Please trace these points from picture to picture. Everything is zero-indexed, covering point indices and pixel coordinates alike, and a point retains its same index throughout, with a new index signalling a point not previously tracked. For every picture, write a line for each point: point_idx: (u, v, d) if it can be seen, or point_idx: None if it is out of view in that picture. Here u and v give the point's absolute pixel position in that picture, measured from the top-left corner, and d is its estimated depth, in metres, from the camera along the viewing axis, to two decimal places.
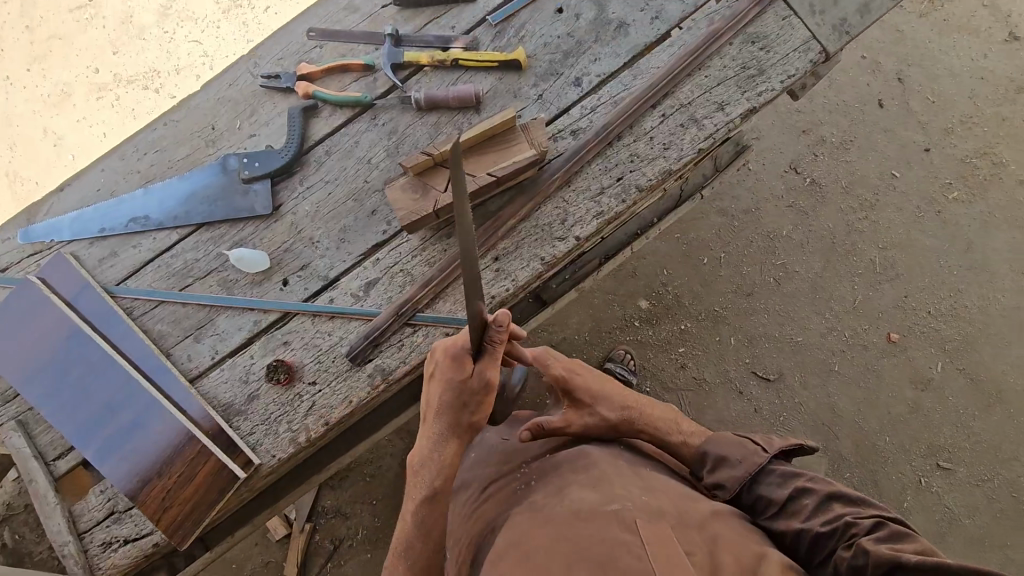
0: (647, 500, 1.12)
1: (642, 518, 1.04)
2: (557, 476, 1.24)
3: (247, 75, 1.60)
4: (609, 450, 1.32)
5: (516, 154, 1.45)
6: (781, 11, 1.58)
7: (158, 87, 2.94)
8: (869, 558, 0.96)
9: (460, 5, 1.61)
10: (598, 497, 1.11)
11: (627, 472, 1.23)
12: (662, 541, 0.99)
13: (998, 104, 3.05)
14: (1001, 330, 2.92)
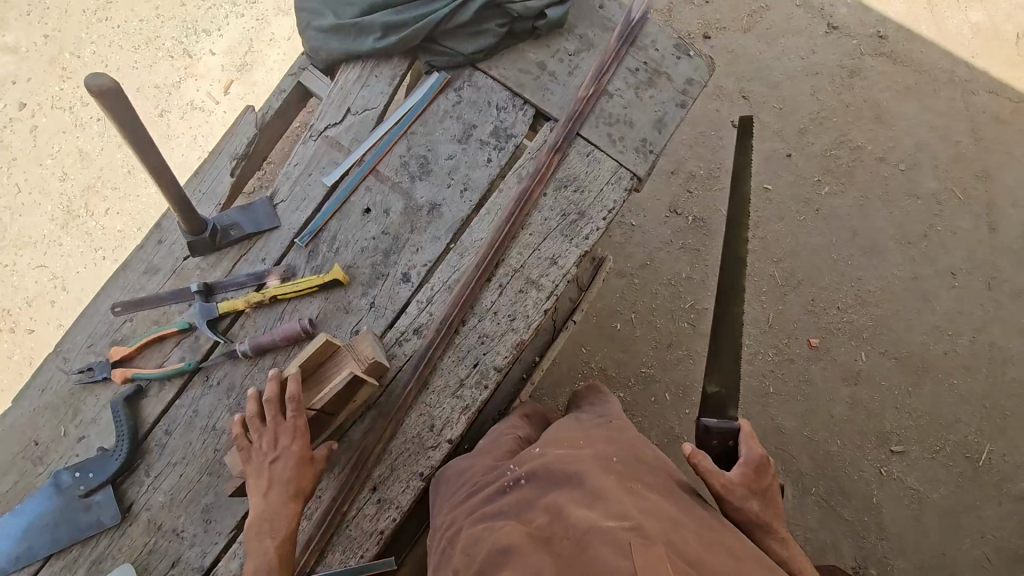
0: (646, 521, 1.10)
1: (642, 547, 1.01)
2: (550, 487, 1.21)
3: (57, 374, 1.48)
4: (604, 458, 1.29)
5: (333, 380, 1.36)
6: (582, 147, 1.57)
7: (12, 326, 2.75)
8: None
9: (264, 234, 1.52)
10: (596, 515, 1.09)
11: (619, 483, 1.21)
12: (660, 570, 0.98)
13: (838, 93, 3.17)
14: (907, 303, 3.02)
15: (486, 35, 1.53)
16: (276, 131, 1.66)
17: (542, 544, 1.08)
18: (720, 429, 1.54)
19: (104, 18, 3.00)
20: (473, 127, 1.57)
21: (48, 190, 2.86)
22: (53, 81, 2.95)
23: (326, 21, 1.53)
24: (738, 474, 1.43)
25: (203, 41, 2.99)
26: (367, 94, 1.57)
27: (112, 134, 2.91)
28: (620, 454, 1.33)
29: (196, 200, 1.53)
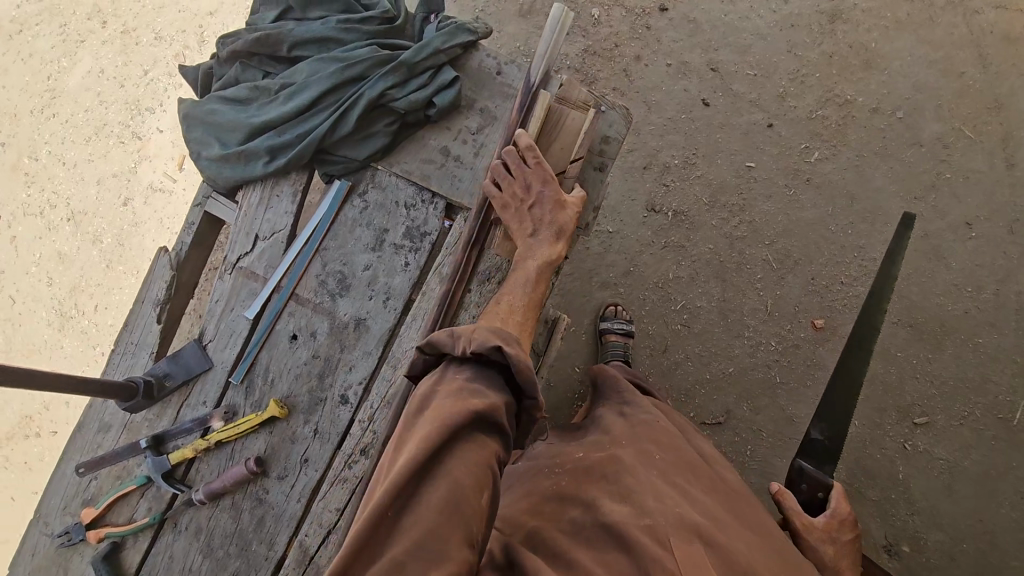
0: (681, 514, 1.19)
1: (676, 539, 1.12)
2: (595, 479, 1.28)
3: (43, 537, 1.56)
4: (644, 452, 1.37)
5: (573, 129, 1.38)
6: None
7: (37, 430, 2.91)
8: None
9: (199, 377, 1.52)
10: (631, 511, 1.17)
11: (659, 478, 1.29)
12: (699, 569, 1.08)
13: (818, 44, 2.87)
14: (920, 263, 2.75)
15: (377, 137, 1.45)
16: (197, 261, 1.63)
17: (583, 536, 1.16)
18: (813, 476, 1.62)
19: (53, 115, 3.02)
20: (384, 231, 1.50)
21: (40, 295, 2.96)
22: (21, 189, 3.01)
23: (213, 150, 1.46)
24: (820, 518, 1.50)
25: (148, 120, 2.96)
26: (272, 216, 1.51)
27: (83, 231, 2.95)
28: (663, 449, 1.40)
29: (131, 353, 1.55)
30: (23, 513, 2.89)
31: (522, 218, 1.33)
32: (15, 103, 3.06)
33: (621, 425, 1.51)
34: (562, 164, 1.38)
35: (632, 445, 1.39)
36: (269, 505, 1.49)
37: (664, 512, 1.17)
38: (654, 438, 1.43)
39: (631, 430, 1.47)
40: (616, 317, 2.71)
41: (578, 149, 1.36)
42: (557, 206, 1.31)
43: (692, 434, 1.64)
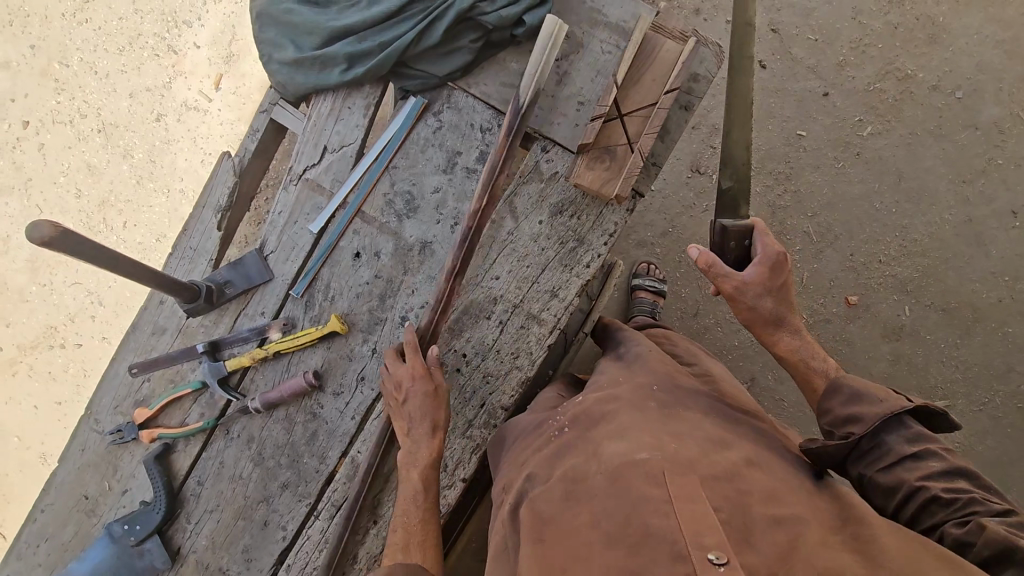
0: (676, 447, 1.07)
1: (668, 470, 1.01)
2: (597, 423, 1.20)
3: (93, 434, 1.56)
4: (642, 387, 1.26)
5: (669, 59, 1.35)
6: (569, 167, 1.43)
7: (62, 341, 2.91)
8: (982, 535, 0.94)
9: (258, 288, 1.50)
10: (626, 449, 1.07)
11: (655, 414, 1.17)
12: (694, 505, 0.95)
13: (884, 13, 2.77)
14: (959, 248, 2.73)
15: (460, 53, 1.38)
16: (258, 172, 1.60)
17: (582, 477, 1.08)
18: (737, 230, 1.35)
19: (85, 20, 2.91)
20: (457, 154, 1.46)
21: (67, 207, 2.91)
22: (49, 95, 2.92)
23: (288, 53, 1.40)
24: (750, 273, 1.36)
25: (186, 33, 2.86)
26: (343, 128, 1.47)
27: (114, 144, 2.88)
28: (663, 382, 1.27)
29: (188, 257, 1.52)
30: (46, 422, 2.92)
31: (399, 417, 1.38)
32: (45, 4, 2.94)
33: (624, 363, 1.42)
34: (647, 105, 1.36)
35: (632, 383, 1.28)
36: (322, 420, 1.50)
37: (655, 448, 1.05)
38: (658, 372, 1.32)
39: (633, 367, 1.37)
40: (648, 275, 2.69)
41: (673, 80, 1.33)
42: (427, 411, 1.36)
43: (706, 362, 1.53)
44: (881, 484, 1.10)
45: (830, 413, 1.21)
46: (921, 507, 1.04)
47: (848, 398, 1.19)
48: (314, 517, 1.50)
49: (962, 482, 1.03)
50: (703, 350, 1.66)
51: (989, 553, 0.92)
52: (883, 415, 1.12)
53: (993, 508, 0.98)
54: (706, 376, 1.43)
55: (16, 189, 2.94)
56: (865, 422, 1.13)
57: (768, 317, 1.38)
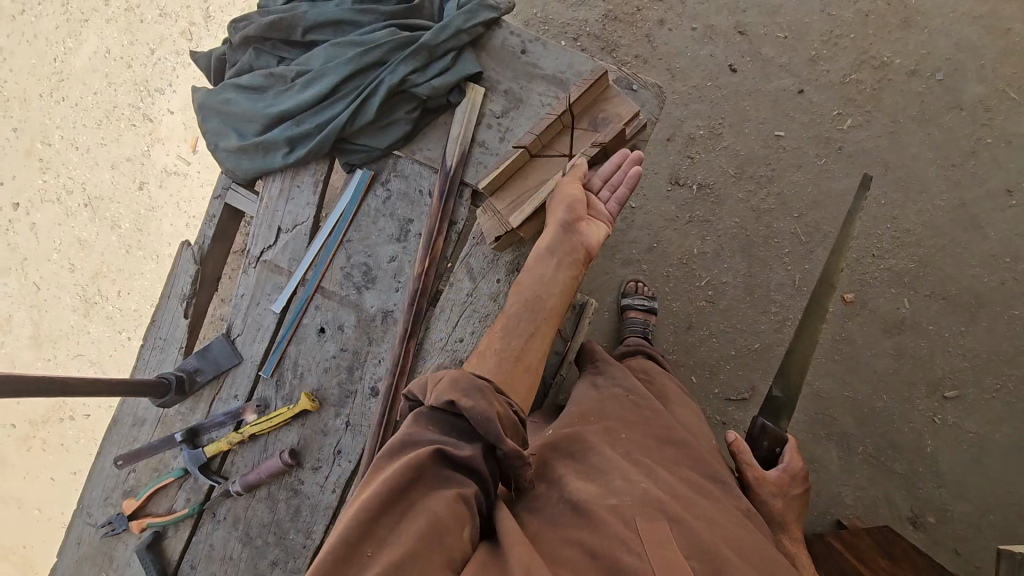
0: (649, 491, 1.09)
1: (640, 515, 1.04)
2: (562, 456, 1.22)
3: (88, 527, 1.60)
4: (613, 428, 1.28)
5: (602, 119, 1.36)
6: None
7: (72, 412, 2.98)
8: None
9: (229, 371, 1.52)
10: (600, 489, 1.10)
11: (629, 456, 1.20)
12: (662, 549, 0.99)
13: (853, 2, 2.70)
14: (955, 233, 2.64)
15: (399, 124, 1.39)
16: (221, 253, 1.61)
17: (548, 509, 1.11)
18: (771, 433, 1.57)
19: (62, 99, 2.97)
20: (408, 221, 1.46)
21: (63, 282, 2.98)
22: (36, 175, 3.00)
23: (231, 142, 1.42)
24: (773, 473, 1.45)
25: (159, 101, 2.90)
26: (294, 207, 1.48)
27: (101, 216, 2.95)
28: (630, 422, 1.31)
29: (160, 348, 1.55)
30: (63, 492, 2.99)
31: (567, 232, 1.27)
32: (22, 86, 3.01)
33: (590, 394, 1.43)
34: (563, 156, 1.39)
35: (600, 422, 1.30)
36: (304, 495, 1.51)
37: (630, 493, 1.09)
38: (623, 409, 1.34)
39: (603, 401, 1.38)
40: (637, 292, 2.66)
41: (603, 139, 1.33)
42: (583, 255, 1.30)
43: (675, 404, 1.53)
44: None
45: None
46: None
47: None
48: None
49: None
50: (683, 388, 1.64)
51: None
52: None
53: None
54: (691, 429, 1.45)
55: (13, 269, 3.02)
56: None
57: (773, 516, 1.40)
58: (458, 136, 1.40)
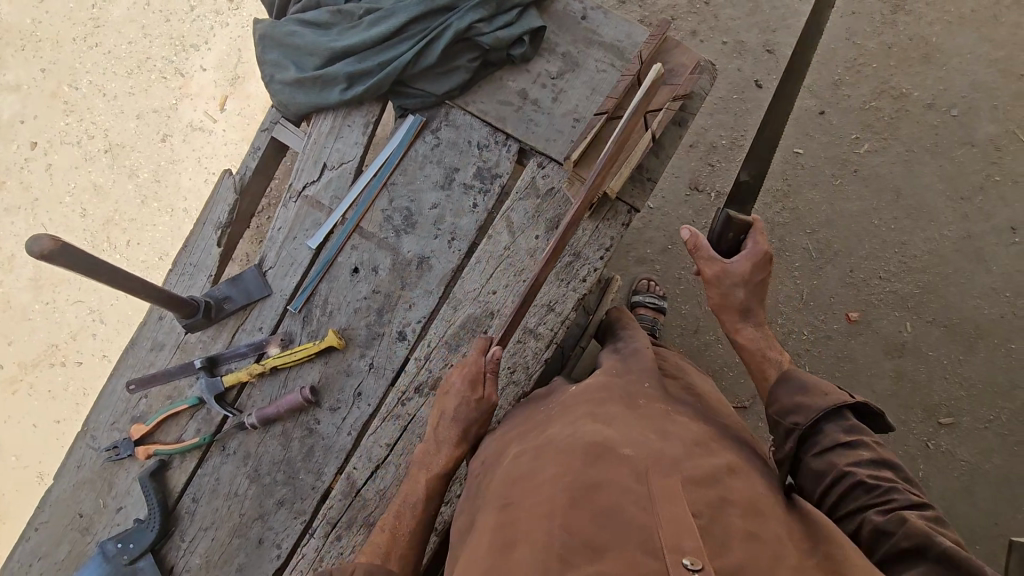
0: (665, 446, 1.04)
1: (656, 467, 0.97)
2: (581, 406, 1.18)
3: (90, 451, 1.56)
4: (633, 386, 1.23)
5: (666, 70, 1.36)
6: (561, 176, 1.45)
7: (63, 359, 2.92)
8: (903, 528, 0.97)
9: (258, 303, 1.51)
10: (615, 438, 1.04)
11: (645, 412, 1.14)
12: (675, 504, 0.91)
13: (878, 33, 2.78)
14: (960, 264, 2.70)
15: (458, 72, 1.42)
16: (258, 188, 1.62)
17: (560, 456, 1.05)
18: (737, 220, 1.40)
19: (96, 44, 2.98)
20: (455, 170, 1.47)
21: (72, 226, 2.94)
22: (59, 117, 2.98)
23: (288, 74, 1.43)
24: (736, 265, 1.40)
25: (193, 56, 2.92)
26: (342, 145, 1.50)
27: (120, 164, 2.93)
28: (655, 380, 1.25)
29: (188, 274, 1.54)
30: (44, 441, 2.91)
31: (443, 408, 1.33)
32: (55, 28, 3.02)
33: (612, 354, 1.46)
34: None
35: (627, 377, 1.28)
36: (318, 435, 1.50)
37: (647, 444, 1.03)
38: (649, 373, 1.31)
39: (626, 362, 1.37)
40: (648, 291, 2.62)
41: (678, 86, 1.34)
42: (466, 405, 1.31)
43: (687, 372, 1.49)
44: (814, 468, 1.13)
45: (778, 402, 1.23)
46: (848, 491, 1.07)
47: (796, 388, 1.22)
48: (309, 534, 1.48)
49: (885, 461, 1.09)
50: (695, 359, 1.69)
51: (909, 545, 0.96)
52: (820, 404, 1.16)
53: (908, 496, 1.03)
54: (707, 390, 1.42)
55: (23, 209, 2.98)
56: (807, 410, 1.17)
57: (739, 307, 1.44)
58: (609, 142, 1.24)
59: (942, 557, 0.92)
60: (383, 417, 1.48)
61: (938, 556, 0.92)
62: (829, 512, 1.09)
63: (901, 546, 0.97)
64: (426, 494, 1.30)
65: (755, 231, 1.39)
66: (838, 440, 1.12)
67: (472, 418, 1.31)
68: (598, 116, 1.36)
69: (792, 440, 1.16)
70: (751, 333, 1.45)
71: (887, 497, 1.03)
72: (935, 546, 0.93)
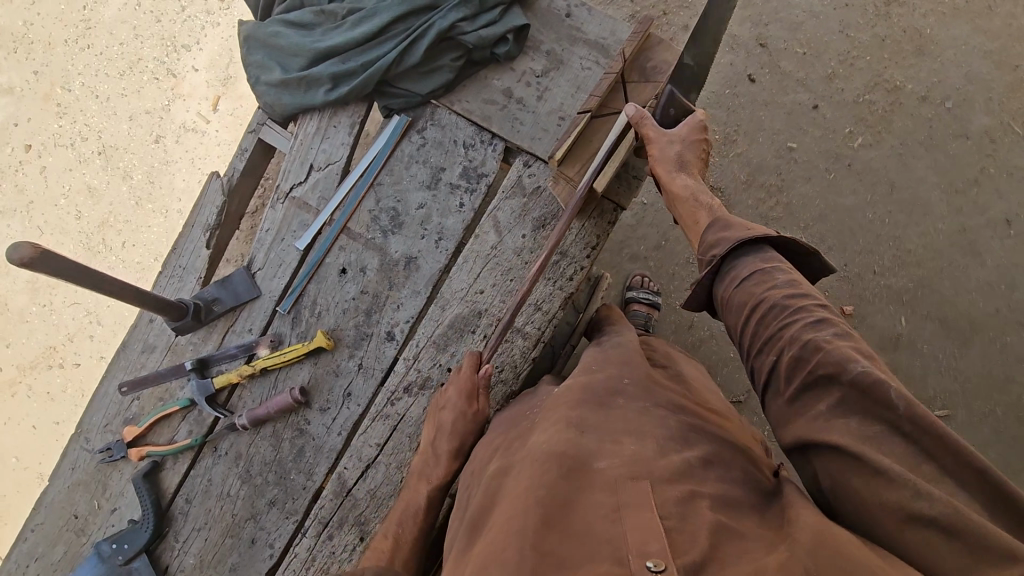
0: (634, 450, 1.05)
1: (623, 474, 0.99)
2: (557, 409, 1.18)
3: (83, 453, 1.57)
4: (611, 383, 1.23)
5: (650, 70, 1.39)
6: (543, 174, 1.46)
7: (61, 361, 2.93)
8: (817, 349, 0.98)
9: (247, 304, 1.52)
10: (585, 445, 1.05)
11: (619, 413, 1.15)
12: (642, 511, 0.92)
13: (872, 26, 2.76)
14: (954, 257, 2.70)
15: (442, 72, 1.42)
16: (247, 189, 1.62)
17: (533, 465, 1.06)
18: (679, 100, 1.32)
19: (88, 46, 2.97)
20: (441, 170, 1.47)
21: (67, 228, 2.95)
22: (52, 119, 2.98)
23: (274, 75, 1.43)
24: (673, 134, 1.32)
25: (185, 57, 2.92)
26: (328, 146, 1.50)
27: (114, 166, 2.93)
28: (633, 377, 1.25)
29: (178, 276, 1.54)
30: (44, 442, 2.93)
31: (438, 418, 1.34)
32: (47, 30, 3.01)
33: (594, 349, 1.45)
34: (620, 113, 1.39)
35: (605, 373, 1.26)
36: (309, 435, 1.51)
37: (617, 453, 1.04)
38: (630, 367, 1.30)
39: (606, 357, 1.35)
40: (642, 286, 2.61)
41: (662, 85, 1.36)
42: (460, 419, 1.32)
43: (675, 362, 1.51)
44: (736, 301, 1.16)
45: (704, 243, 1.27)
46: (764, 319, 1.10)
47: (723, 228, 1.24)
48: (301, 534, 1.49)
49: (805, 289, 1.09)
50: (682, 353, 1.68)
51: (822, 371, 0.97)
52: (740, 239, 1.19)
53: (823, 317, 1.03)
54: (696, 382, 1.44)
55: (18, 212, 2.98)
56: (727, 243, 1.21)
57: (674, 161, 1.31)
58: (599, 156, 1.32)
59: (854, 383, 0.93)
60: (374, 417, 1.49)
61: (850, 380, 0.93)
62: (752, 345, 1.12)
63: (814, 373, 0.98)
64: (427, 500, 1.30)
65: (695, 111, 1.34)
66: (754, 270, 1.15)
67: (467, 430, 1.32)
68: (581, 115, 1.35)
69: (709, 273, 1.22)
70: (685, 182, 1.32)
71: (799, 317, 1.04)
72: (847, 371, 0.93)
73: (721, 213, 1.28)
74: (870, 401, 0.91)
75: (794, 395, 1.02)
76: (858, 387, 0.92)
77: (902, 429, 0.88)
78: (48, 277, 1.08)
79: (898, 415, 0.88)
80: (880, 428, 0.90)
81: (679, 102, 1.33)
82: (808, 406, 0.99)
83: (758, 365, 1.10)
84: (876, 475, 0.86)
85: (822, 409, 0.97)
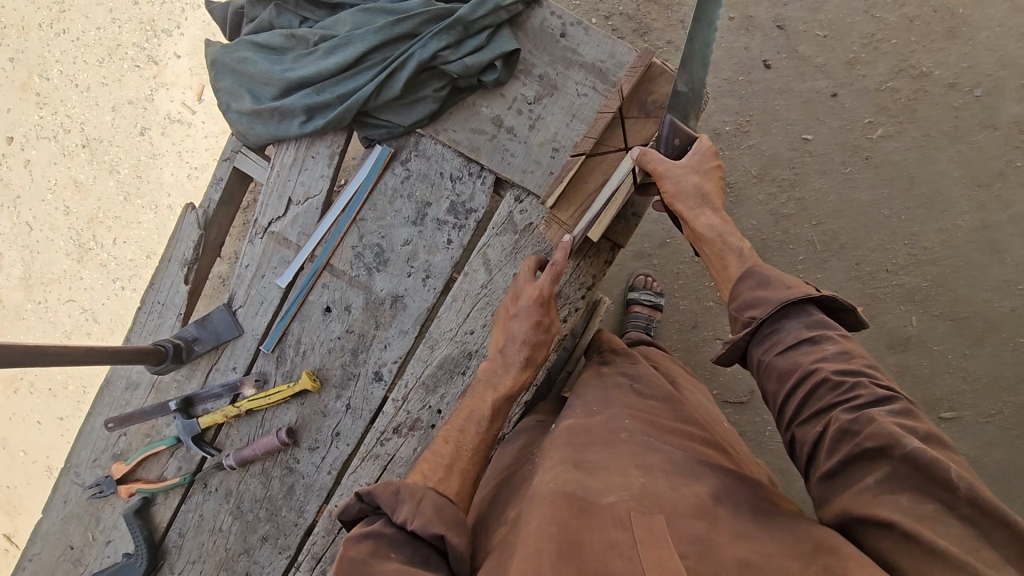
0: (644, 483, 1.00)
1: (636, 511, 0.94)
2: (560, 448, 1.13)
3: (74, 486, 1.57)
4: (614, 425, 1.18)
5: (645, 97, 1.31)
6: (535, 208, 1.37)
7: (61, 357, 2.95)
8: (869, 427, 0.90)
9: (229, 343, 1.47)
10: (593, 488, 1.00)
11: (626, 446, 1.11)
12: (659, 547, 0.87)
13: (900, 4, 2.36)
14: (972, 255, 2.36)
15: (424, 103, 1.32)
16: (224, 218, 1.56)
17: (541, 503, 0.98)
18: (680, 129, 1.23)
19: (63, 31, 2.82)
20: (426, 205, 1.38)
21: (57, 224, 2.88)
22: (32, 110, 2.87)
23: (245, 103, 1.33)
24: (683, 165, 1.22)
25: (165, 43, 2.76)
26: (306, 178, 1.41)
27: (99, 159, 2.83)
28: (636, 414, 1.22)
29: (157, 312, 1.50)
30: (49, 436, 2.96)
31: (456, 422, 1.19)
32: (20, 14, 2.86)
33: (597, 391, 1.34)
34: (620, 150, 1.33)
35: (604, 416, 1.21)
36: (299, 474, 1.49)
37: (625, 485, 1.00)
38: (619, 409, 1.23)
39: (606, 397, 1.29)
40: (645, 288, 2.34)
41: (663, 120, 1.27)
42: (533, 328, 1.24)
43: (687, 390, 1.48)
44: (777, 367, 1.05)
45: (737, 298, 1.15)
46: (809, 391, 0.99)
47: (760, 283, 1.13)
48: (295, 567, 1.49)
49: (857, 364, 0.99)
50: (688, 373, 1.62)
51: (871, 445, 0.89)
52: (783, 298, 1.07)
53: (877, 395, 0.94)
54: (704, 413, 1.40)
55: (6, 207, 2.91)
56: (767, 303, 1.09)
57: (695, 194, 1.21)
58: (598, 201, 1.27)
59: (906, 458, 0.85)
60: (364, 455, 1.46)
61: (903, 456, 0.85)
62: (792, 415, 1.02)
63: (862, 447, 0.90)
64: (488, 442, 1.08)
65: (701, 139, 1.23)
66: (801, 337, 1.04)
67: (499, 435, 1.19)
68: (574, 157, 1.29)
69: (745, 333, 1.10)
70: (709, 222, 1.22)
71: (853, 395, 0.95)
72: (900, 447, 0.85)
73: (754, 263, 1.17)
74: (923, 478, 0.83)
75: (836, 470, 0.93)
76: (912, 463, 0.84)
77: (961, 512, 0.80)
78: (14, 364, 1.07)
79: (955, 496, 0.81)
80: (935, 506, 0.82)
81: (682, 131, 1.23)
82: (853, 480, 0.91)
83: (800, 436, 1.01)
84: (932, 560, 0.77)
85: (869, 483, 0.88)
